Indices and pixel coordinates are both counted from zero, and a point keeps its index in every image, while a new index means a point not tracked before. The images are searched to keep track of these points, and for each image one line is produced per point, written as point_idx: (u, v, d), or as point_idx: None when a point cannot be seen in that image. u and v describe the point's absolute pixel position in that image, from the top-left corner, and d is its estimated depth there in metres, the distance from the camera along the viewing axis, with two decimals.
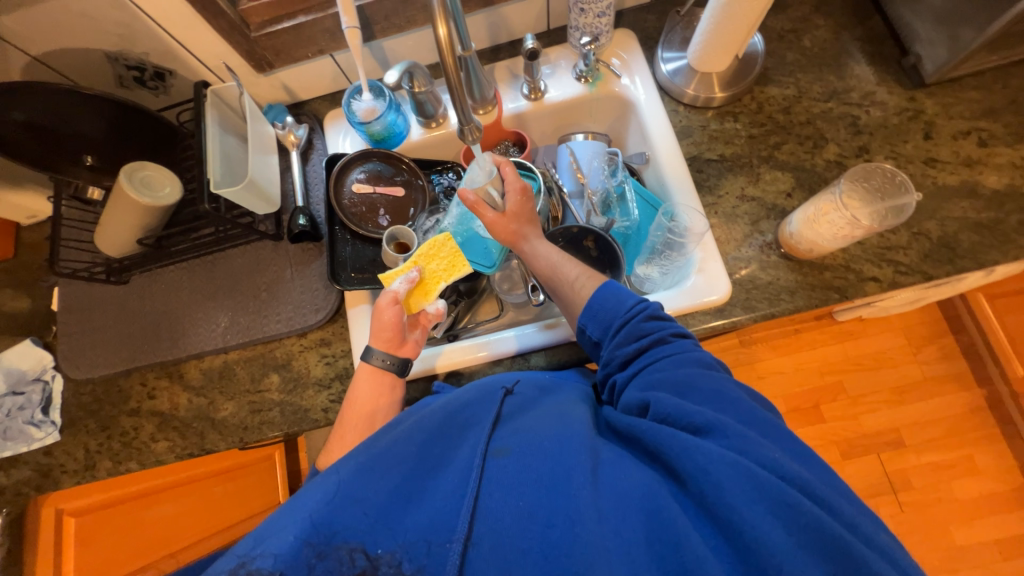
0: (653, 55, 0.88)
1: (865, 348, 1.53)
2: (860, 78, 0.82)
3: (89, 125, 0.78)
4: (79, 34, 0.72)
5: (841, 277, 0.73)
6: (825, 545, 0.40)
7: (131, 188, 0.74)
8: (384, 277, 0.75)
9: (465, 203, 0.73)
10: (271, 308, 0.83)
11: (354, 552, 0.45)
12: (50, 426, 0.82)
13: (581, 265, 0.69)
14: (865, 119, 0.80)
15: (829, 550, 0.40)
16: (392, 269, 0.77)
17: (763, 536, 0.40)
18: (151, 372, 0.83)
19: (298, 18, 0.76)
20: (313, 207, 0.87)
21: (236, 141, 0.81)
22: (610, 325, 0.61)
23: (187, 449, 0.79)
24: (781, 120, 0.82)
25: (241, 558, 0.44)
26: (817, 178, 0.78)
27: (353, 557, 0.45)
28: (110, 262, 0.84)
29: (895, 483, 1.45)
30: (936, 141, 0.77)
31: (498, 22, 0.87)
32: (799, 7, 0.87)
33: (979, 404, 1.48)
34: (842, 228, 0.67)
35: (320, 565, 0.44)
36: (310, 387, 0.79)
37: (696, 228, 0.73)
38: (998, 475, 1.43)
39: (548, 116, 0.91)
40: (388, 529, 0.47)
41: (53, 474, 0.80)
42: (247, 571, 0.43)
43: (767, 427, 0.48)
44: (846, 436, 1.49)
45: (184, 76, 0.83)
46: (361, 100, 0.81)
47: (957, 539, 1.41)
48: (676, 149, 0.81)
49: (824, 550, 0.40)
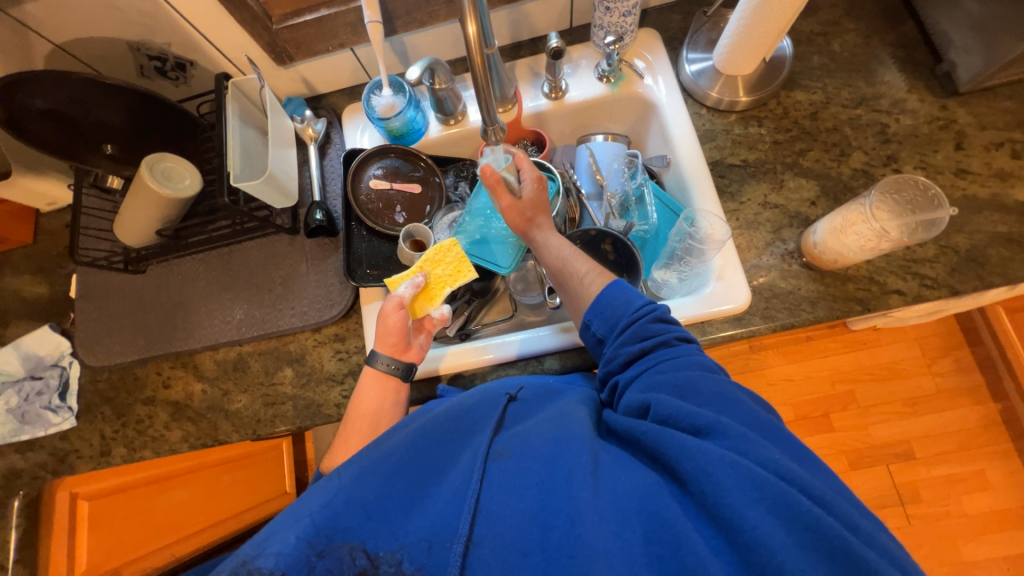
0: (677, 57, 0.86)
1: (878, 357, 1.51)
2: (891, 86, 0.80)
3: (111, 114, 0.78)
4: (102, 23, 0.71)
5: (865, 289, 0.72)
6: (828, 545, 0.39)
7: (153, 180, 0.75)
8: (390, 281, 0.75)
9: (485, 180, 0.72)
10: (286, 302, 0.83)
11: (354, 551, 0.45)
12: (66, 411, 0.83)
13: (593, 262, 0.68)
14: (894, 127, 0.78)
15: (834, 552, 0.39)
16: (399, 273, 0.77)
17: (764, 537, 0.39)
18: (166, 362, 0.84)
19: (321, 11, 0.76)
20: (330, 202, 0.87)
21: (256, 134, 0.81)
22: (616, 324, 0.60)
23: (201, 439, 0.80)
24: (807, 126, 0.80)
25: (242, 557, 0.44)
26: (842, 187, 0.77)
27: (354, 556, 0.45)
28: (128, 251, 0.84)
29: (903, 495, 1.43)
30: (967, 152, 0.75)
31: (521, 20, 0.86)
32: (829, 10, 0.84)
33: (993, 418, 1.45)
34: (868, 240, 0.66)
35: (320, 564, 0.44)
36: (322, 383, 0.80)
37: (718, 235, 0.72)
38: (1011, 491, 1.41)
39: (568, 116, 0.90)
40: (389, 530, 0.47)
41: (69, 459, 0.81)
42: (247, 570, 0.43)
43: (768, 428, 0.48)
44: (855, 446, 1.48)
45: (205, 67, 0.83)
46: (382, 96, 0.81)
47: (965, 554, 1.39)
48: (699, 153, 0.80)
49: (827, 550, 0.39)
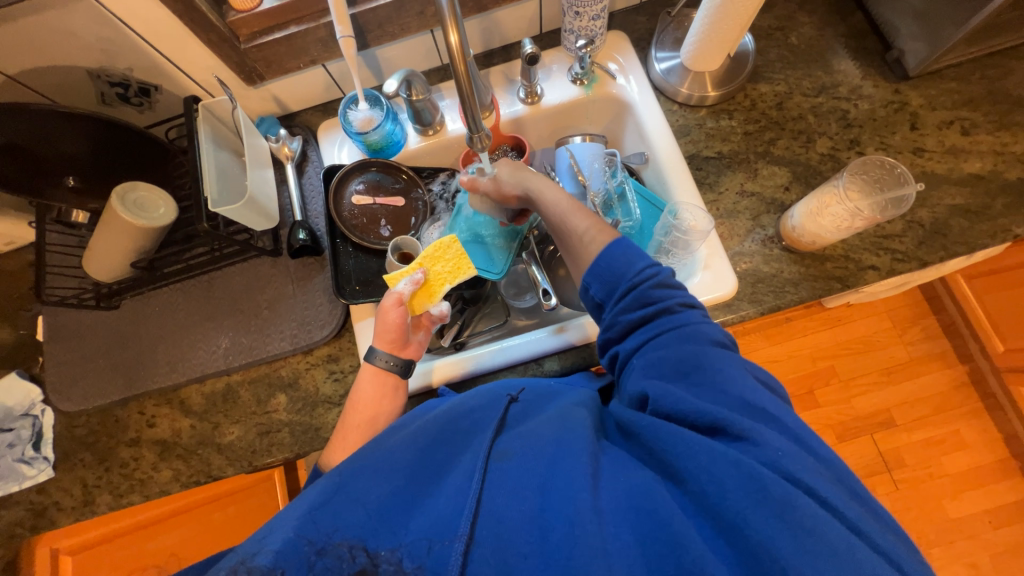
0: (646, 56, 0.89)
1: (854, 332, 1.57)
2: (847, 73, 0.84)
3: (72, 145, 0.74)
4: (58, 51, 0.68)
5: (842, 267, 0.75)
6: (829, 549, 0.39)
7: (125, 211, 0.71)
8: (389, 277, 0.73)
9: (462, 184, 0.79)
10: (274, 326, 0.81)
11: (354, 548, 0.44)
12: (42, 462, 0.78)
13: (593, 215, 0.64)
14: (854, 112, 0.82)
15: (838, 559, 0.39)
16: (396, 271, 0.76)
17: (767, 539, 0.40)
18: (150, 400, 0.80)
19: (290, 28, 0.74)
20: (312, 221, 0.85)
21: (230, 156, 0.79)
22: (615, 289, 0.58)
23: (193, 476, 0.76)
24: (774, 116, 0.84)
25: (242, 556, 0.43)
26: (813, 172, 0.80)
27: (353, 555, 0.44)
28: (98, 287, 0.80)
29: (888, 461, 1.50)
30: (922, 131, 0.80)
31: (492, 28, 0.87)
32: (783, 6, 0.89)
33: (962, 379, 1.54)
34: (843, 220, 0.69)
35: (320, 562, 0.43)
36: (320, 406, 0.77)
37: (701, 226, 0.73)
38: (984, 447, 1.50)
39: (545, 119, 0.91)
40: (389, 527, 0.46)
41: (48, 512, 0.76)
42: (246, 569, 0.42)
43: (776, 422, 0.47)
44: (841, 419, 1.53)
45: (171, 92, 0.80)
46: (358, 110, 0.80)
47: (950, 512, 1.46)
48: (675, 149, 0.82)
49: (835, 555, 0.39)
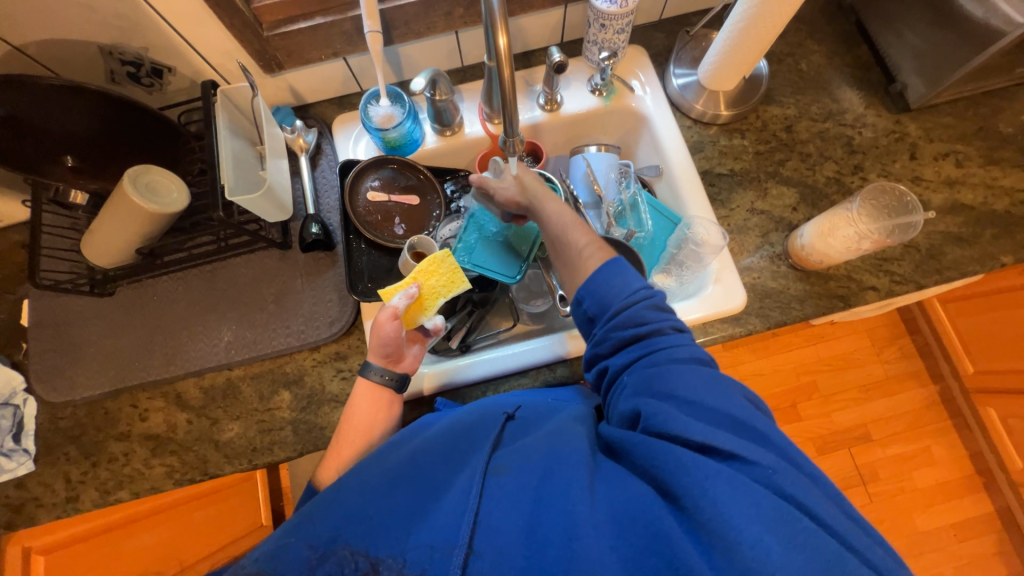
0: (664, 72, 0.91)
1: (836, 349, 1.63)
2: (852, 102, 0.88)
3: (78, 122, 0.71)
4: (70, 25, 0.65)
5: (844, 285, 0.78)
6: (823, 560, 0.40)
7: (137, 194, 0.68)
8: (384, 292, 0.71)
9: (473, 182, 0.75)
10: (280, 320, 0.79)
11: (355, 554, 0.43)
12: (22, 455, 0.73)
13: (593, 234, 0.64)
14: (858, 139, 0.86)
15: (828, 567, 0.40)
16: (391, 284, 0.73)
17: (763, 554, 0.39)
18: (143, 393, 0.76)
19: (315, 19, 0.73)
20: (325, 215, 0.84)
21: (245, 144, 0.77)
22: (608, 306, 0.57)
23: (187, 474, 0.73)
24: (784, 138, 0.87)
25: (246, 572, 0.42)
26: (819, 194, 0.84)
27: (355, 560, 0.43)
28: (93, 272, 0.77)
29: (864, 475, 1.56)
30: (920, 161, 0.84)
31: (516, 33, 0.88)
32: (795, 33, 0.92)
33: (934, 399, 1.62)
34: (852, 241, 0.73)
35: (320, 568, 0.42)
36: (325, 404, 0.76)
37: (713, 240, 0.76)
38: (951, 463, 1.57)
39: (562, 127, 0.92)
40: (389, 536, 0.45)
41: (26, 509, 0.72)
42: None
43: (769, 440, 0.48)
44: (820, 433, 1.59)
45: (184, 74, 0.78)
46: (379, 106, 0.80)
47: (919, 525, 1.52)
48: (689, 164, 0.84)
49: (825, 566, 0.40)
